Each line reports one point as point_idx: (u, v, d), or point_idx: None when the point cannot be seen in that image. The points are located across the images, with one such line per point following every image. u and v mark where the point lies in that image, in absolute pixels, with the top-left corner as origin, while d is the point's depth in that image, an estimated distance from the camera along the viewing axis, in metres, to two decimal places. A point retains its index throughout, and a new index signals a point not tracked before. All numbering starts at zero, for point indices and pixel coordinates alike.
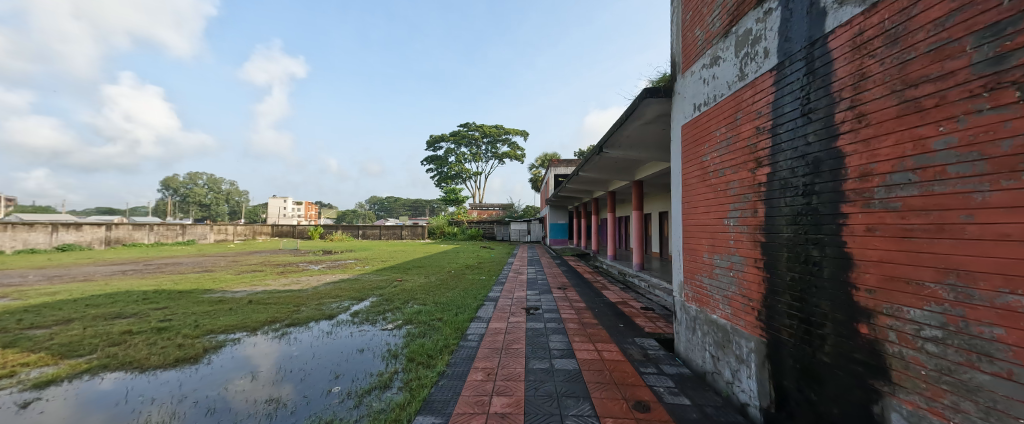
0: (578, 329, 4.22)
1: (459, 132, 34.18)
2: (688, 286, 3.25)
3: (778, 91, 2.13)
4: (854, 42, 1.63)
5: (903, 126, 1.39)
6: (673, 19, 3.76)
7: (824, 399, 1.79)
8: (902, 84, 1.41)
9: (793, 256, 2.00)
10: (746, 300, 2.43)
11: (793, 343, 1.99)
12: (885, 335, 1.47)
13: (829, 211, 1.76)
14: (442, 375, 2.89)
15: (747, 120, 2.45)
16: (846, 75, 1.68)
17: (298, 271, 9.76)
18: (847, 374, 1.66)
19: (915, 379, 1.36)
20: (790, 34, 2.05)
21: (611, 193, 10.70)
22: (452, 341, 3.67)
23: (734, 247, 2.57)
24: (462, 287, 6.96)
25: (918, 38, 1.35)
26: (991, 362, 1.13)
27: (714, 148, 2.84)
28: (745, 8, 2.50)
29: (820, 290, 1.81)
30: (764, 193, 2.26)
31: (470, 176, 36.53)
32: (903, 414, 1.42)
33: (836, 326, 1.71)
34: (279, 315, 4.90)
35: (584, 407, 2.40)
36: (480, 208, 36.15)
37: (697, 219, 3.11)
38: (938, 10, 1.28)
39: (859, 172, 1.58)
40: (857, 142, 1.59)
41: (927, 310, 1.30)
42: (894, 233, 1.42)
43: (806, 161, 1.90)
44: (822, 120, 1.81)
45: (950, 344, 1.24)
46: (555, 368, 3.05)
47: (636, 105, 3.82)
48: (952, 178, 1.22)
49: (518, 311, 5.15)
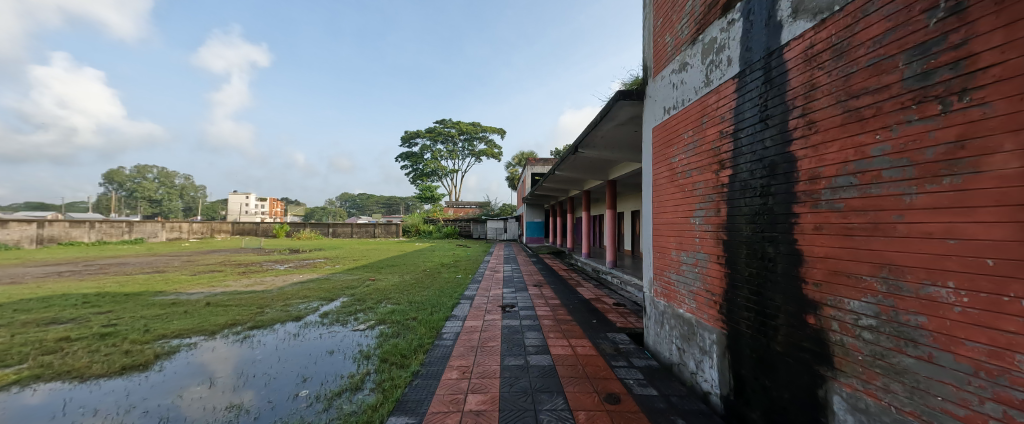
0: (553, 326, 4.30)
1: (435, 129, 33.67)
2: (657, 282, 3.40)
3: (739, 97, 2.26)
4: (805, 55, 1.76)
5: (847, 134, 1.52)
6: (645, 24, 3.89)
7: (776, 385, 1.93)
8: (846, 95, 1.54)
9: (751, 253, 2.14)
10: (709, 294, 2.57)
11: (749, 334, 2.13)
12: (828, 325, 1.61)
13: (783, 210, 1.90)
14: (416, 375, 2.85)
15: (712, 124, 2.58)
16: (798, 85, 1.81)
17: (263, 271, 9.29)
18: (796, 361, 1.80)
19: (854, 364, 1.49)
20: (751, 44, 2.18)
21: (586, 192, 10.91)
22: (426, 340, 3.61)
23: (699, 245, 2.71)
24: (437, 286, 6.86)
25: (859, 53, 1.48)
26: (916, 347, 1.26)
27: (683, 150, 2.97)
28: (711, 17, 2.63)
29: (774, 284, 1.95)
30: (726, 194, 2.40)
31: (446, 174, 36.10)
32: (843, 397, 1.55)
33: (788, 317, 1.85)
34: (239, 318, 4.63)
35: (557, 401, 2.45)
36: (457, 206, 35.69)
37: (666, 218, 3.25)
38: (875, 28, 1.41)
39: (809, 175, 1.73)
40: (808, 147, 1.73)
41: (864, 301, 1.44)
42: (837, 231, 1.57)
43: (763, 164, 2.04)
44: (777, 126, 1.95)
45: (883, 331, 1.37)
46: (530, 365, 3.09)
47: (609, 107, 3.94)
48: (886, 182, 1.36)
49: (493, 308, 5.15)
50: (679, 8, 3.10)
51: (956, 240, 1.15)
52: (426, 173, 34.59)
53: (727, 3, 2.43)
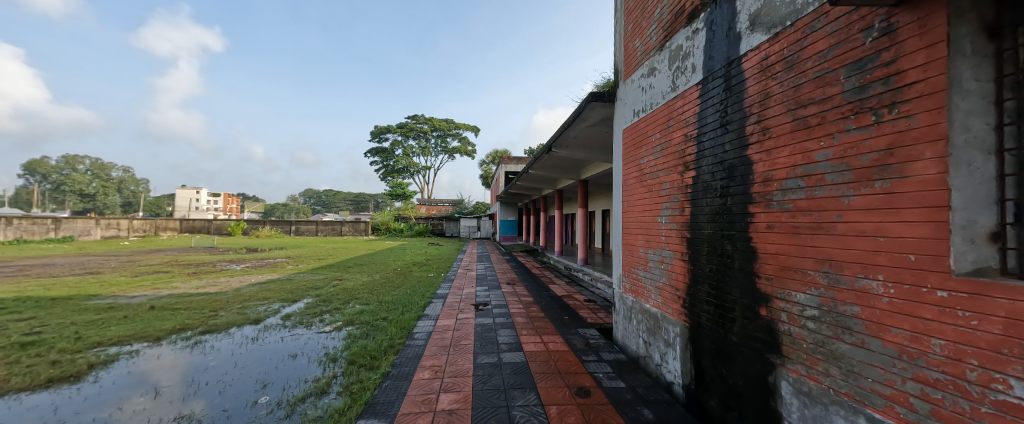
0: (525, 323, 4.34)
1: (407, 125, 32.82)
2: (626, 278, 3.52)
3: (702, 103, 2.40)
4: (761, 65, 1.90)
5: (796, 140, 1.66)
6: (616, 29, 4.01)
7: (732, 373, 2.07)
8: (795, 104, 1.67)
9: (711, 250, 2.28)
10: (673, 289, 2.70)
11: (709, 326, 2.27)
12: (778, 316, 1.75)
13: (740, 210, 2.04)
14: (386, 376, 2.77)
15: (678, 127, 2.71)
16: (754, 93, 1.94)
17: (216, 272, 8.64)
18: (750, 350, 1.94)
19: (799, 352, 1.63)
20: (713, 53, 2.31)
21: (558, 191, 11.10)
22: (397, 340, 3.53)
23: (665, 242, 2.85)
24: (408, 285, 6.70)
25: (807, 66, 1.61)
26: (851, 334, 1.40)
27: (651, 152, 3.10)
28: (677, 26, 2.75)
29: (731, 279, 2.09)
30: (689, 194, 2.53)
31: (418, 171, 35.30)
32: (790, 382, 1.69)
33: (743, 309, 1.99)
34: (190, 322, 4.28)
35: (529, 397, 2.48)
36: (429, 204, 35.02)
37: (635, 217, 3.38)
38: (821, 44, 1.54)
39: (763, 178, 1.86)
40: (762, 152, 1.87)
41: (808, 294, 1.58)
42: (786, 229, 1.70)
43: (723, 167, 2.18)
44: (736, 131, 2.08)
45: (824, 320, 1.50)
46: (503, 362, 3.10)
47: (582, 108, 4.03)
48: (829, 184, 1.49)
49: (466, 307, 5.12)
50: (648, 16, 3.22)
51: (885, 238, 1.28)
52: (397, 169, 33.65)
53: (692, 13, 2.55)
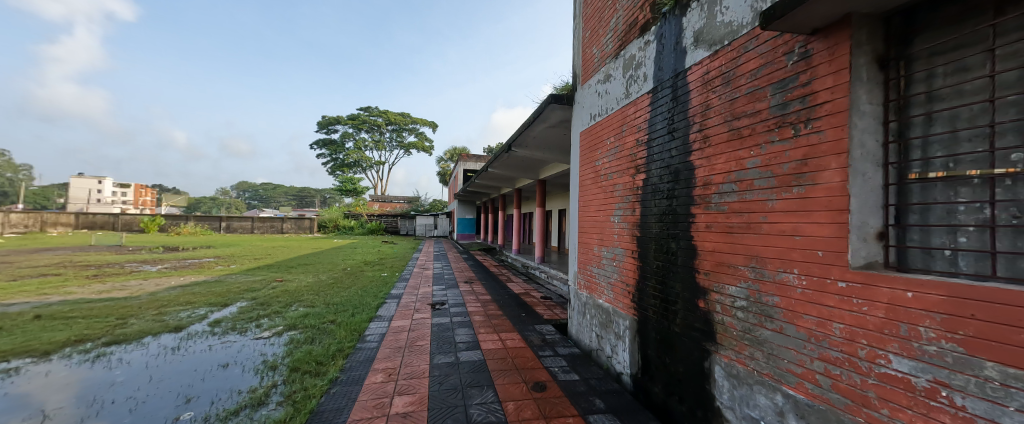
0: (483, 321, 4.33)
1: (359, 117, 31.06)
2: (580, 275, 3.66)
3: (652, 111, 2.57)
4: (702, 79, 2.07)
5: (731, 149, 1.84)
6: (575, 34, 4.13)
7: (674, 360, 2.24)
8: (731, 116, 1.86)
9: (658, 247, 2.45)
10: (624, 284, 2.87)
11: (655, 318, 2.44)
12: (714, 307, 1.93)
13: (683, 211, 2.21)
14: (334, 382, 2.60)
15: (630, 132, 2.87)
16: (696, 104, 2.12)
17: (124, 274, 7.47)
18: (689, 339, 2.11)
19: (731, 339, 1.81)
20: (662, 65, 2.48)
21: (517, 190, 11.19)
22: (347, 344, 3.33)
23: (617, 241, 3.00)
24: (359, 285, 6.36)
25: (741, 82, 1.79)
26: (772, 321, 1.59)
27: (606, 154, 3.25)
28: (631, 36, 2.91)
29: (675, 274, 2.27)
30: (640, 196, 2.69)
31: (371, 166, 33.60)
32: (722, 366, 1.87)
33: (684, 302, 2.16)
34: (89, 332, 3.66)
35: (487, 394, 2.48)
36: (383, 201, 33.47)
37: (590, 217, 3.52)
38: (752, 63, 1.73)
39: (703, 182, 2.05)
40: (703, 158, 2.05)
41: (739, 287, 1.77)
42: (722, 229, 1.89)
43: (670, 171, 2.35)
44: (681, 138, 2.26)
45: (750, 310, 1.69)
46: (460, 361, 3.06)
47: (541, 110, 4.11)
48: (757, 189, 1.68)
49: (422, 307, 4.98)
50: (605, 24, 3.36)
51: (800, 236, 1.47)
52: (348, 163, 31.69)
53: (645, 25, 2.71)
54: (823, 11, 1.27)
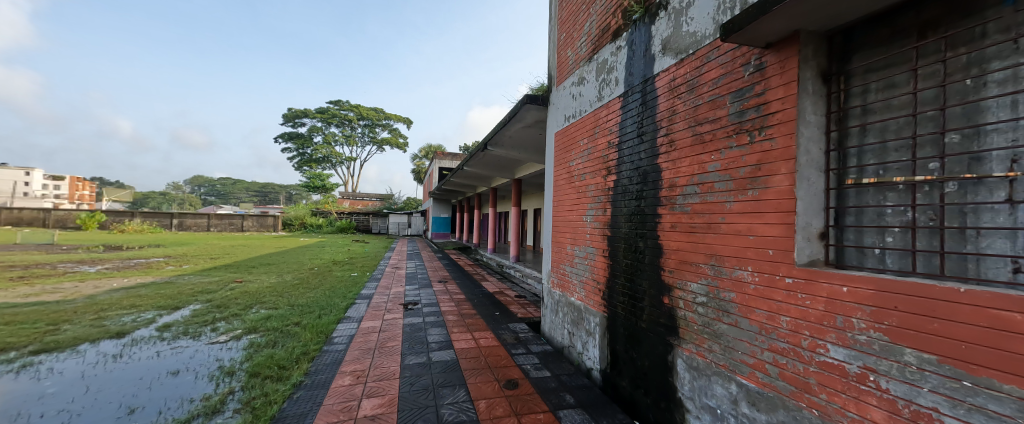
0: (456, 320, 4.30)
1: (329, 110, 29.82)
2: (554, 273, 3.73)
3: (623, 114, 2.66)
4: (669, 85, 2.17)
5: (694, 153, 1.94)
6: (550, 36, 4.18)
7: (640, 355, 2.34)
8: (694, 122, 1.96)
9: (627, 246, 2.54)
10: (595, 282, 2.95)
11: (623, 315, 2.53)
12: (677, 303, 2.03)
13: (651, 211, 2.31)
14: (298, 386, 2.49)
15: (602, 134, 2.95)
16: (663, 109, 2.22)
17: (57, 275, 6.75)
18: (654, 334, 2.21)
19: (692, 333, 1.91)
20: (632, 70, 2.57)
21: (493, 189, 11.18)
22: (312, 347, 3.20)
23: (589, 240, 3.08)
24: (327, 285, 6.11)
25: (703, 90, 1.89)
26: (728, 316, 1.69)
27: (579, 155, 3.32)
28: (604, 41, 2.99)
29: (642, 272, 2.36)
30: (611, 196, 2.78)
31: (342, 162, 32.36)
32: (684, 359, 1.97)
33: (651, 299, 2.26)
34: (13, 340, 3.29)
35: (459, 394, 2.47)
36: (353, 198, 32.32)
37: (564, 216, 3.59)
38: (713, 73, 1.83)
39: (668, 184, 2.14)
40: (669, 161, 2.14)
41: (699, 283, 1.87)
42: (685, 229, 1.99)
43: (638, 173, 2.44)
44: (649, 142, 2.35)
45: (709, 305, 1.80)
46: (432, 361, 3.02)
47: (517, 109, 4.13)
48: (716, 192, 1.79)
49: (394, 307, 4.87)
50: (579, 27, 3.43)
51: (753, 236, 1.58)
52: (316, 158, 30.33)
53: (616, 31, 2.80)
54: (775, 26, 1.37)
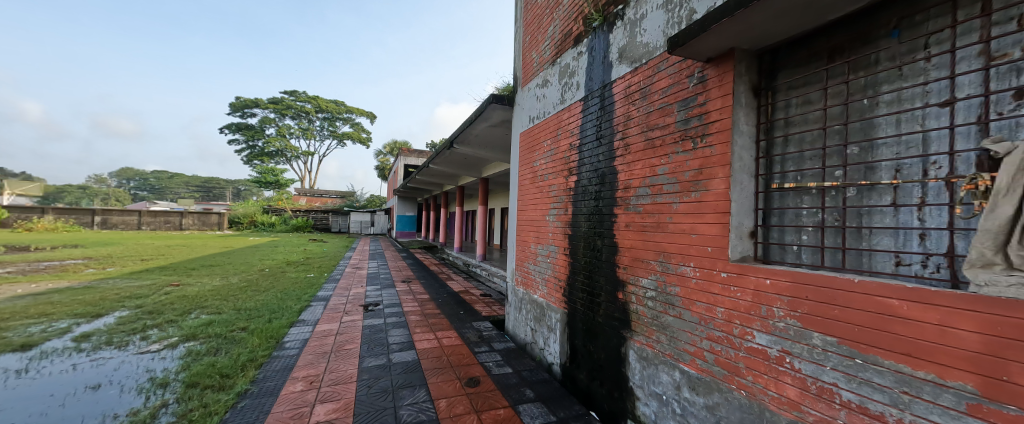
0: (419, 320, 4.23)
1: (284, 101, 27.90)
2: (518, 272, 3.78)
3: (584, 117, 2.76)
4: (625, 92, 2.29)
5: (646, 157, 2.07)
6: (516, 37, 4.22)
7: (597, 348, 2.45)
8: (646, 128, 2.08)
9: (586, 245, 2.65)
10: (556, 279, 3.03)
11: (582, 310, 2.63)
12: (630, 298, 2.15)
13: (607, 211, 2.42)
14: (243, 395, 2.34)
15: (564, 136, 3.04)
16: (619, 114, 2.33)
17: None
18: (610, 328, 2.32)
19: (642, 326, 2.04)
20: (592, 75, 2.67)
21: (460, 188, 11.08)
22: (261, 353, 3.01)
23: (551, 239, 3.17)
24: (279, 287, 5.75)
25: (655, 98, 2.02)
26: (673, 308, 1.83)
27: (542, 156, 3.40)
28: (566, 45, 3.08)
29: (599, 268, 2.47)
30: (572, 196, 2.87)
31: (298, 156, 30.43)
32: (635, 350, 2.09)
33: (606, 294, 2.37)
34: None
35: (419, 394, 2.44)
36: (311, 195, 30.57)
37: (528, 215, 3.65)
38: (663, 82, 1.96)
39: (624, 185, 2.26)
40: (624, 164, 2.26)
41: (649, 279, 2.00)
42: (638, 228, 2.11)
43: (597, 175, 2.55)
44: (607, 145, 2.46)
45: (657, 299, 1.93)
46: (392, 363, 2.96)
47: (483, 108, 4.14)
48: (664, 193, 1.92)
49: (353, 309, 4.69)
50: (544, 30, 3.50)
51: (695, 234, 1.72)
52: (268, 151, 28.32)
53: (578, 37, 2.90)
54: (715, 43, 1.50)
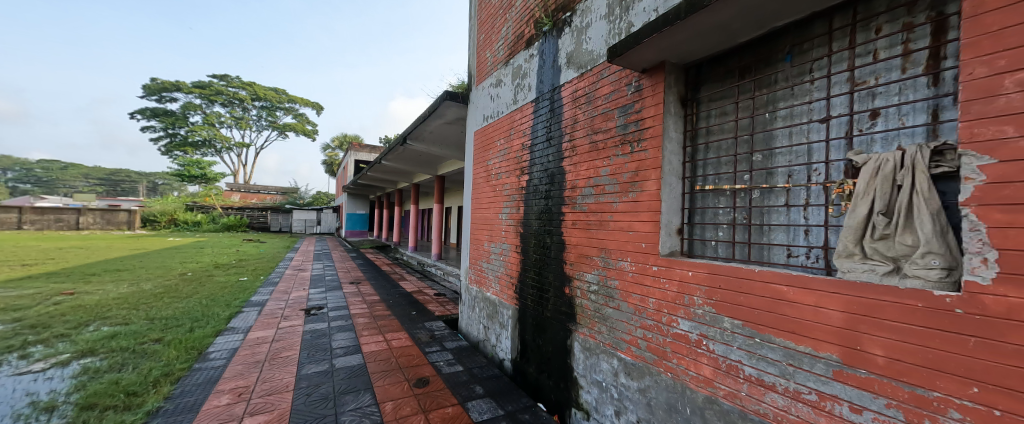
0: (367, 323, 4.06)
1: (213, 85, 24.99)
2: (471, 270, 3.79)
3: (535, 118, 2.83)
4: (572, 96, 2.39)
5: (590, 159, 2.19)
6: (470, 35, 4.21)
7: (545, 341, 2.54)
8: (591, 131, 2.20)
9: (537, 243, 2.72)
10: (509, 277, 3.09)
11: (532, 306, 2.71)
12: (576, 293, 2.26)
13: (556, 209, 2.52)
14: (154, 413, 2.09)
15: (517, 136, 3.10)
16: (567, 117, 2.43)
17: None
18: (557, 322, 2.42)
19: (586, 319, 2.15)
20: (542, 78, 2.75)
21: (415, 186, 10.77)
22: (179, 366, 2.69)
23: (504, 237, 3.21)
24: (204, 293, 5.17)
25: (598, 102, 2.14)
26: (613, 300, 1.95)
27: (496, 155, 3.43)
28: (518, 47, 3.14)
29: (548, 265, 2.56)
30: (523, 195, 2.94)
31: (231, 148, 27.43)
32: (580, 342, 2.20)
33: (555, 290, 2.47)
34: None
35: (363, 399, 2.35)
36: (247, 191, 27.79)
37: (482, 214, 3.66)
38: (605, 89, 2.08)
39: (571, 185, 2.37)
40: (571, 164, 2.37)
41: (592, 274, 2.11)
42: (583, 226, 2.22)
43: (547, 174, 2.64)
44: (556, 146, 2.56)
45: (599, 293, 2.05)
46: (335, 368, 2.81)
47: (437, 105, 4.06)
48: (606, 193, 2.05)
49: (292, 313, 4.36)
50: (497, 31, 3.53)
51: (631, 231, 1.85)
52: (193, 141, 25.21)
53: (529, 40, 2.97)
54: (648, 55, 1.62)
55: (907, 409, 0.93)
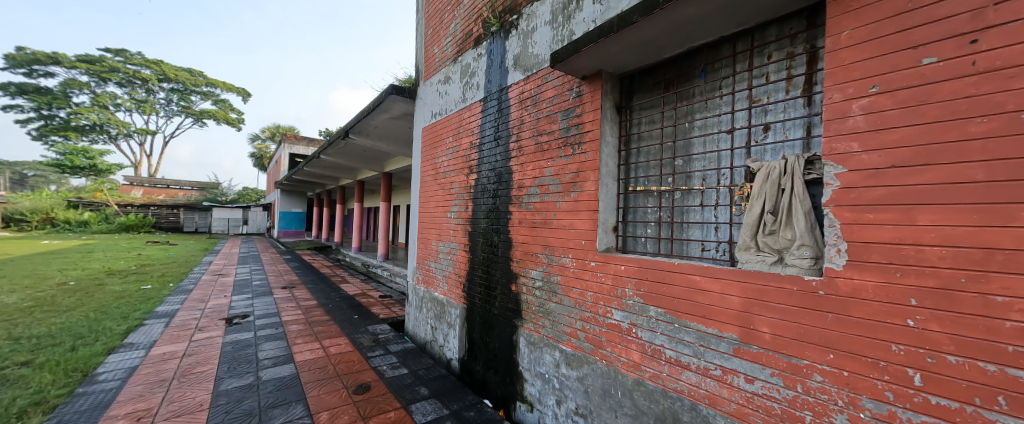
0: (302, 330, 3.75)
1: (106, 60, 21.10)
2: (418, 270, 3.69)
3: (483, 117, 2.85)
4: (519, 97, 2.44)
5: (536, 159, 2.26)
6: (418, 29, 4.08)
7: (492, 338, 2.57)
8: (536, 132, 2.27)
9: (484, 241, 2.74)
10: (456, 276, 3.06)
11: (479, 304, 2.73)
12: (522, 290, 2.32)
13: (504, 208, 2.55)
14: None
15: (465, 134, 3.09)
16: (515, 118, 2.48)
17: None
18: (504, 318, 2.46)
19: (531, 315, 2.22)
20: (490, 78, 2.77)
21: (359, 182, 10.15)
22: (55, 392, 2.26)
23: (452, 236, 3.18)
24: (93, 305, 4.37)
25: (544, 105, 2.21)
26: (556, 295, 2.04)
27: (444, 153, 3.38)
28: (467, 45, 3.12)
29: (496, 263, 2.59)
30: (472, 194, 2.93)
31: (130, 135, 23.41)
32: (525, 337, 2.26)
33: (502, 287, 2.50)
34: None
35: (294, 411, 2.18)
36: (153, 186, 23.95)
37: (430, 212, 3.58)
38: (550, 92, 2.16)
39: (518, 184, 2.42)
40: (518, 164, 2.42)
41: (537, 271, 2.19)
42: (529, 224, 2.29)
43: (495, 173, 2.66)
44: (504, 145, 2.59)
45: (544, 289, 2.13)
46: (261, 380, 2.56)
47: (382, 98, 3.88)
48: (550, 193, 2.13)
49: (210, 324, 3.87)
50: (445, 27, 3.48)
51: (573, 229, 1.95)
52: (78, 125, 21.07)
53: (478, 39, 2.96)
54: (586, 63, 1.73)
55: (785, 376, 1.12)
